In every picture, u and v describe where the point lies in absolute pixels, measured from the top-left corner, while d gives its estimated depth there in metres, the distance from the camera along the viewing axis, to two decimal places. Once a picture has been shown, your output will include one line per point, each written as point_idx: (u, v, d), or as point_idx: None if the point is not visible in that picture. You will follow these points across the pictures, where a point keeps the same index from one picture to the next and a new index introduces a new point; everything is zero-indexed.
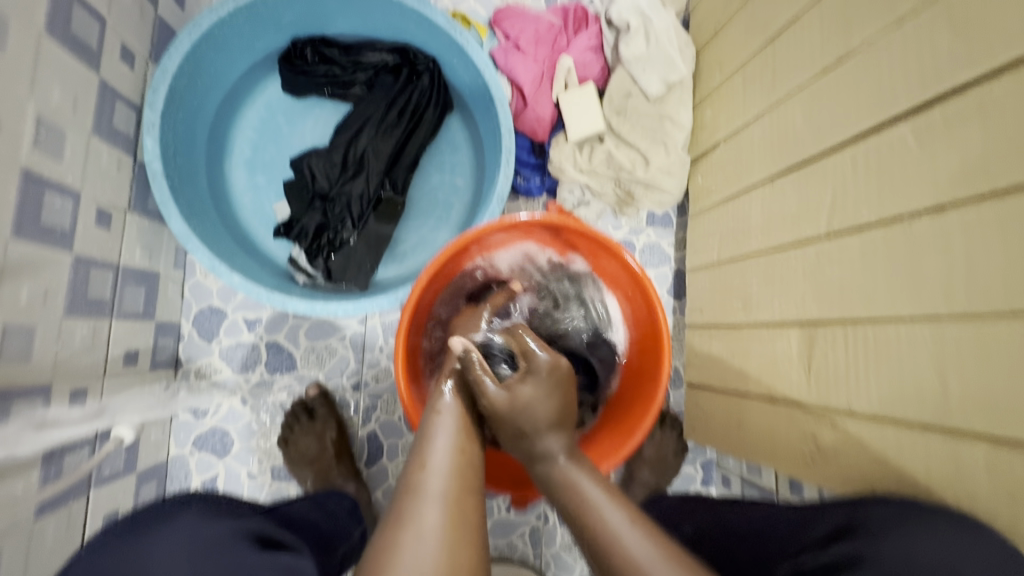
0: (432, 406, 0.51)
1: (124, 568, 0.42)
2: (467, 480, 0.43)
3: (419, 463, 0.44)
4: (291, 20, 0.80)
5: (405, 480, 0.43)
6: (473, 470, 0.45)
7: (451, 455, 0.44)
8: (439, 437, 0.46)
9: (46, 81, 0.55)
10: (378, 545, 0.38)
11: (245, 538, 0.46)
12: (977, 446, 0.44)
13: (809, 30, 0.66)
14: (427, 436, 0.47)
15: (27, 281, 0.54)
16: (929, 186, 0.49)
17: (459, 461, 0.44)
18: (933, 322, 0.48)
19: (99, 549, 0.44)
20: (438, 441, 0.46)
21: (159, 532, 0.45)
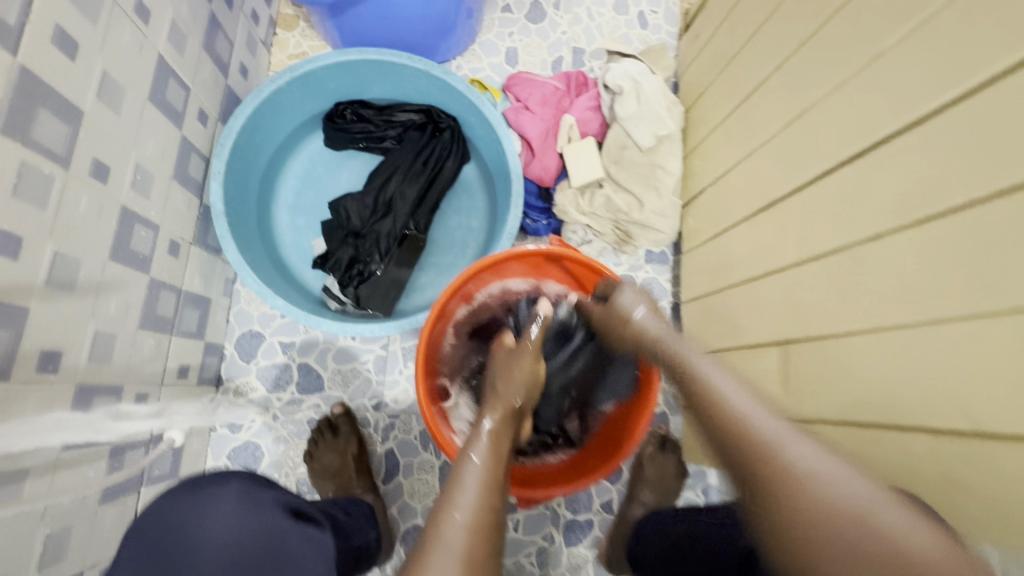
0: (464, 452, 0.46)
1: (188, 521, 0.49)
2: (490, 545, 0.39)
3: (444, 513, 0.39)
4: (336, 87, 0.95)
5: (427, 529, 0.39)
6: (501, 532, 0.41)
7: (478, 511, 0.40)
8: (467, 491, 0.41)
9: (144, 136, 0.69)
10: None
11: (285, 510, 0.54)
12: (920, 437, 0.50)
13: (773, 92, 0.77)
14: (455, 483, 0.42)
15: (115, 296, 0.66)
16: (866, 218, 0.59)
17: (486, 521, 0.40)
18: (876, 332, 0.56)
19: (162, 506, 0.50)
20: (466, 494, 0.41)
21: (217, 497, 0.52)
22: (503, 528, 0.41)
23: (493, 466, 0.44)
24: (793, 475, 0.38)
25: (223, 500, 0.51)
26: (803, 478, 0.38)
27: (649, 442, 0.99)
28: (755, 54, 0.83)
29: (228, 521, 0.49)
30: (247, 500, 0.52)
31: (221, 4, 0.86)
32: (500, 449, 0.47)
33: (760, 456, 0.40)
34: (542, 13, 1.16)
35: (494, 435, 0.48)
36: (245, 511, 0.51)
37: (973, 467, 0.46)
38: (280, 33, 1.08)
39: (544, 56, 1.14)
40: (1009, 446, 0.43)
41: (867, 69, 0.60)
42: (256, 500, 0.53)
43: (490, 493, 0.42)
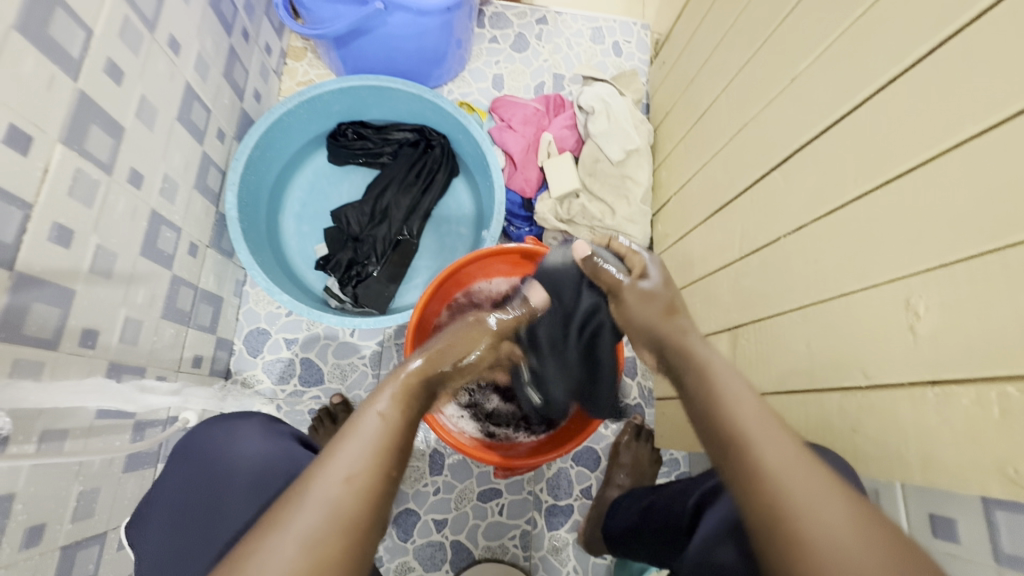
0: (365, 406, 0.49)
1: (218, 447, 0.59)
2: (370, 495, 0.42)
3: (326, 461, 0.43)
4: (339, 109, 1.06)
5: (306, 475, 0.43)
6: (388, 489, 0.44)
7: (359, 464, 0.43)
8: (350, 449, 0.44)
9: (171, 150, 0.80)
10: (256, 533, 0.39)
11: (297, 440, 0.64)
12: (832, 396, 0.59)
13: (723, 109, 0.88)
14: (345, 435, 0.46)
15: (143, 287, 0.75)
16: (790, 214, 0.68)
17: (364, 473, 0.43)
18: (800, 310, 0.65)
19: (190, 443, 0.61)
20: (352, 445, 0.45)
21: (243, 429, 0.62)
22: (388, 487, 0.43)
23: (388, 424, 0.47)
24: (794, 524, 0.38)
25: (248, 430, 0.62)
26: (788, 518, 0.39)
27: (625, 431, 1.06)
28: (709, 78, 0.95)
29: (251, 446, 0.60)
30: (268, 431, 0.62)
31: (239, 38, 0.98)
32: (403, 410, 0.50)
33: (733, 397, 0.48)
34: (526, 43, 1.28)
35: (405, 392, 0.52)
36: (267, 438, 0.61)
37: (871, 415, 0.54)
38: (289, 63, 1.20)
39: (528, 81, 1.26)
40: (893, 393, 0.51)
41: (788, 89, 0.71)
42: (275, 431, 0.63)
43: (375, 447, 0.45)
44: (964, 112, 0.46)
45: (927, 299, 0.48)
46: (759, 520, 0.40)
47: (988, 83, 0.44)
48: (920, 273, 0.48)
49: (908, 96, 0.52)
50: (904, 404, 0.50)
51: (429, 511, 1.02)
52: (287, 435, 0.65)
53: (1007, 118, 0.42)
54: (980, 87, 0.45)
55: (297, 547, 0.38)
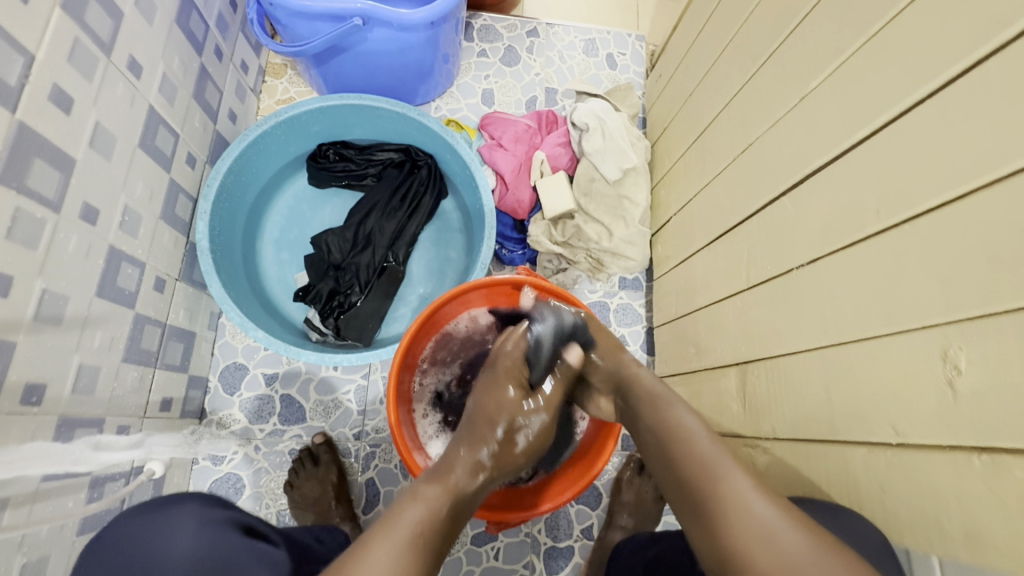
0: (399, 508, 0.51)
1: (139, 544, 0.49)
2: None
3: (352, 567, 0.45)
4: (319, 129, 1.01)
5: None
6: None
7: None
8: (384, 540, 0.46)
9: (134, 180, 0.74)
10: None
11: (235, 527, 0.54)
12: (858, 449, 0.53)
13: (725, 127, 0.83)
14: (375, 540, 0.47)
15: (101, 330, 0.69)
16: (803, 244, 0.63)
17: None
18: (817, 350, 0.59)
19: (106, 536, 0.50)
20: (377, 554, 0.45)
21: (171, 517, 0.51)
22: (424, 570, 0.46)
23: (419, 532, 0.48)
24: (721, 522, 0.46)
25: (179, 517, 0.51)
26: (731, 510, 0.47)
27: (627, 466, 1.00)
28: (709, 93, 0.90)
29: (181, 544, 0.49)
30: (204, 517, 0.52)
31: (211, 57, 0.92)
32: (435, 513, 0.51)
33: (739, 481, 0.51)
34: (516, 56, 1.23)
35: (445, 486, 0.55)
36: (201, 527, 0.51)
37: (902, 474, 0.49)
38: (269, 80, 1.15)
39: (519, 96, 1.21)
40: (930, 454, 0.46)
41: (797, 108, 0.66)
42: (208, 519, 0.52)
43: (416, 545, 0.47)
44: (1008, 140, 0.40)
45: (969, 352, 0.42)
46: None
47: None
48: (960, 322, 0.43)
49: (935, 122, 0.47)
50: (944, 468, 0.44)
51: None
52: (224, 520, 0.54)
53: None
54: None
55: None
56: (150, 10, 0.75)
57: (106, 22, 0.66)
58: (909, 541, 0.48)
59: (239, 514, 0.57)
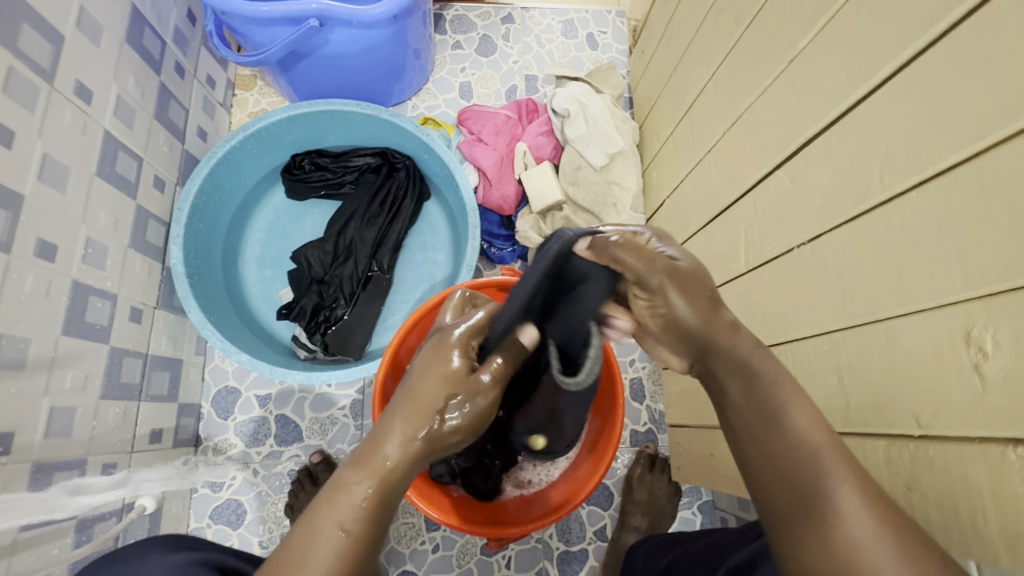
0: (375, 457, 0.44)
1: None
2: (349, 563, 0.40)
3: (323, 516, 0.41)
4: (291, 139, 0.97)
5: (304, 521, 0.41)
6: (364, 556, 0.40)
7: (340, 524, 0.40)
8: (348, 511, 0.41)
9: (94, 210, 0.71)
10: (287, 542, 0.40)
11: (198, 568, 0.53)
12: (878, 441, 0.48)
13: (713, 100, 0.78)
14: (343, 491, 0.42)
15: (72, 369, 0.67)
16: (803, 221, 0.58)
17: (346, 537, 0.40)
18: (825, 335, 0.54)
19: None
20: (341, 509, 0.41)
21: (143, 562, 0.52)
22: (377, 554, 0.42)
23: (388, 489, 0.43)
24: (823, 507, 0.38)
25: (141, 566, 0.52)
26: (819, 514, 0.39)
27: (637, 463, 0.96)
28: (694, 67, 0.84)
29: None
30: (164, 565, 0.52)
31: (171, 74, 0.89)
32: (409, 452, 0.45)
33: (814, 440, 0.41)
34: (492, 46, 1.18)
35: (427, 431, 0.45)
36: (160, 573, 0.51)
37: (926, 468, 0.44)
38: (239, 93, 1.11)
39: (498, 86, 1.16)
40: (958, 447, 0.41)
41: (786, 73, 0.60)
42: (168, 564, 0.53)
43: (363, 546, 0.40)
44: None
45: (995, 332, 0.38)
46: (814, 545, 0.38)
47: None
48: (980, 297, 0.38)
49: (940, 74, 0.42)
50: (976, 464, 0.39)
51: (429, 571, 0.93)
52: (187, 562, 0.54)
53: None
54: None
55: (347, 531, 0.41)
56: (94, 31, 0.71)
57: (44, 48, 0.63)
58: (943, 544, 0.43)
59: (211, 555, 0.57)
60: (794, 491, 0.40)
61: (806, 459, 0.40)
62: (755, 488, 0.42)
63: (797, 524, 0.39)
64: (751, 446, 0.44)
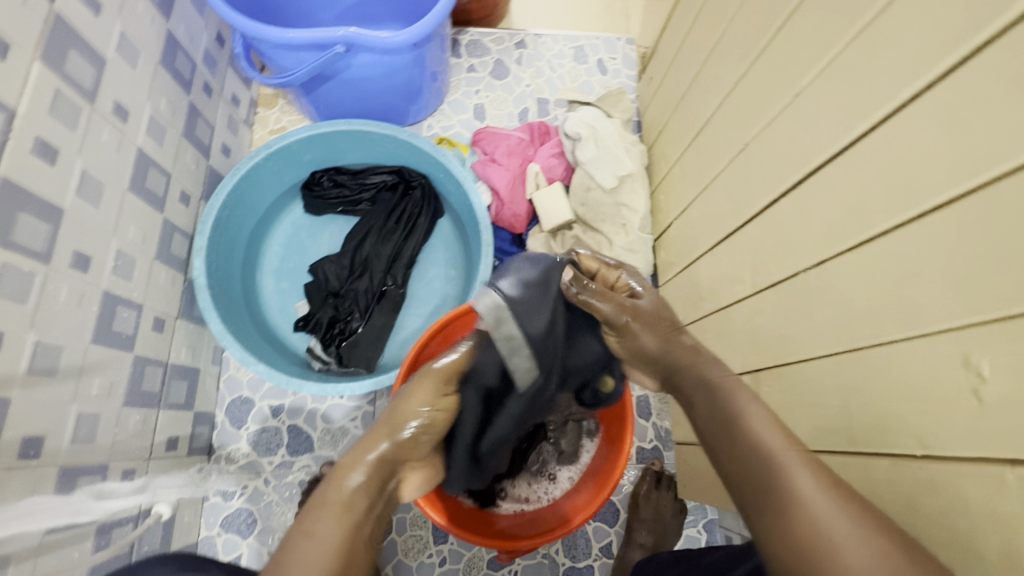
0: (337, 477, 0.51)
1: None
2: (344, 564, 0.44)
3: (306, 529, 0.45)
4: (311, 157, 1.00)
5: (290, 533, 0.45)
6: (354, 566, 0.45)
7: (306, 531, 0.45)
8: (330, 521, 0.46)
9: (125, 224, 0.74)
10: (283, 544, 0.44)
11: None
12: (882, 461, 0.50)
13: (719, 127, 0.81)
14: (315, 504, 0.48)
15: (98, 377, 0.69)
16: (808, 248, 0.60)
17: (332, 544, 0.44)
18: (829, 357, 0.56)
19: None
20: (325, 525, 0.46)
21: None
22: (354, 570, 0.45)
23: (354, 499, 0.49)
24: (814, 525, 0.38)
25: None
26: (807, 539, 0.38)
27: (643, 480, 0.97)
28: (701, 95, 0.88)
29: None
30: None
31: (199, 94, 0.93)
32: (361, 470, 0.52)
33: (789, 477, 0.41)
34: (505, 69, 1.22)
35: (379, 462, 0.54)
36: None
37: (929, 489, 0.45)
38: (261, 111, 1.15)
39: (510, 109, 1.20)
40: (958, 468, 0.42)
41: (793, 105, 0.63)
42: None
43: (329, 546, 0.44)
44: (1023, 130, 0.37)
45: (993, 359, 0.39)
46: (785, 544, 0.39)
47: None
48: (978, 324, 0.40)
49: (937, 115, 0.44)
50: (976, 484, 0.41)
51: None
52: None
53: None
54: None
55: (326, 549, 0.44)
56: (132, 54, 0.75)
57: (88, 71, 0.66)
58: None
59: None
60: (791, 509, 0.40)
61: (780, 466, 0.42)
62: (754, 514, 0.42)
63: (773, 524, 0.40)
64: (733, 451, 0.46)
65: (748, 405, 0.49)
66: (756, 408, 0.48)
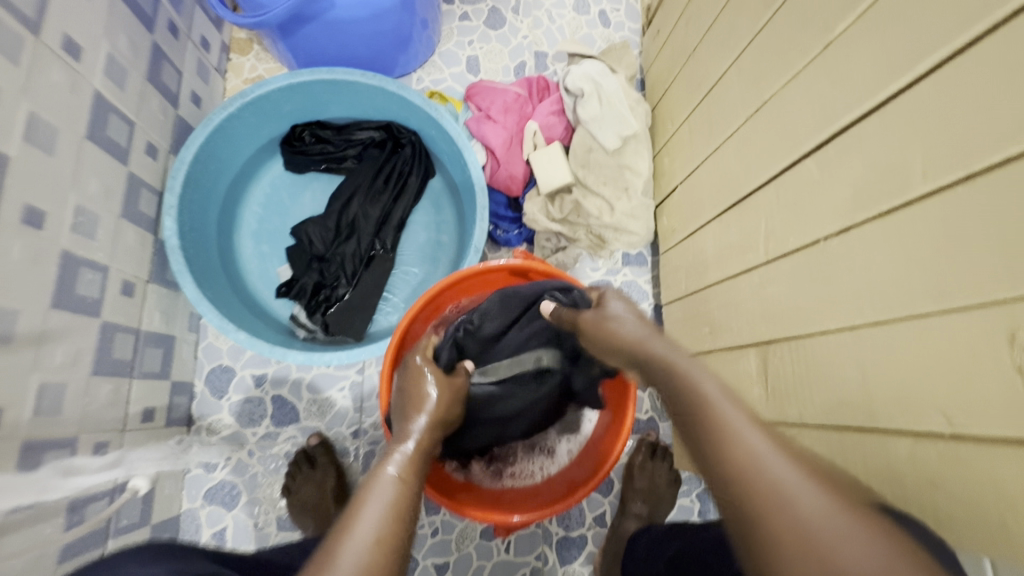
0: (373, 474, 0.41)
1: None
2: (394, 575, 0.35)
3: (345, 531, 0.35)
4: (292, 109, 0.92)
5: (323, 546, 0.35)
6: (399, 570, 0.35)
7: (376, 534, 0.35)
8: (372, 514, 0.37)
9: (84, 177, 0.67)
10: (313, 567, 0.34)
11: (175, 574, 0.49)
12: (903, 438, 0.48)
13: (733, 84, 0.76)
14: (356, 503, 0.38)
15: (62, 345, 0.63)
16: (832, 214, 0.56)
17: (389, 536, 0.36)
18: (851, 331, 0.53)
19: None
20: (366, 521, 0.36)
21: None
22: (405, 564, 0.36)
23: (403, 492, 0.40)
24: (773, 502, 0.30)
25: None
26: (762, 499, 0.30)
27: (638, 450, 0.96)
28: (714, 48, 0.82)
29: None
30: None
31: (164, 33, 0.84)
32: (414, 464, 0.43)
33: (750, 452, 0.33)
34: (501, 18, 1.13)
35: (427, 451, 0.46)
36: None
37: (954, 469, 0.43)
38: (234, 58, 1.05)
39: (506, 62, 1.12)
40: (993, 448, 0.40)
41: (821, 57, 0.58)
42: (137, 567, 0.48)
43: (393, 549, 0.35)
44: None
45: None
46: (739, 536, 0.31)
47: None
48: None
49: (992, 66, 0.40)
50: (1012, 464, 0.39)
51: (428, 555, 0.92)
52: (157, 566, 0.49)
53: None
54: None
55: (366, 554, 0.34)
56: None
57: None
58: (963, 541, 0.43)
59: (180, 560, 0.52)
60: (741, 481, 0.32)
61: (727, 427, 0.35)
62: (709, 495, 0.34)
63: (735, 506, 0.32)
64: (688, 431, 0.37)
65: (694, 368, 0.41)
66: (716, 381, 0.39)
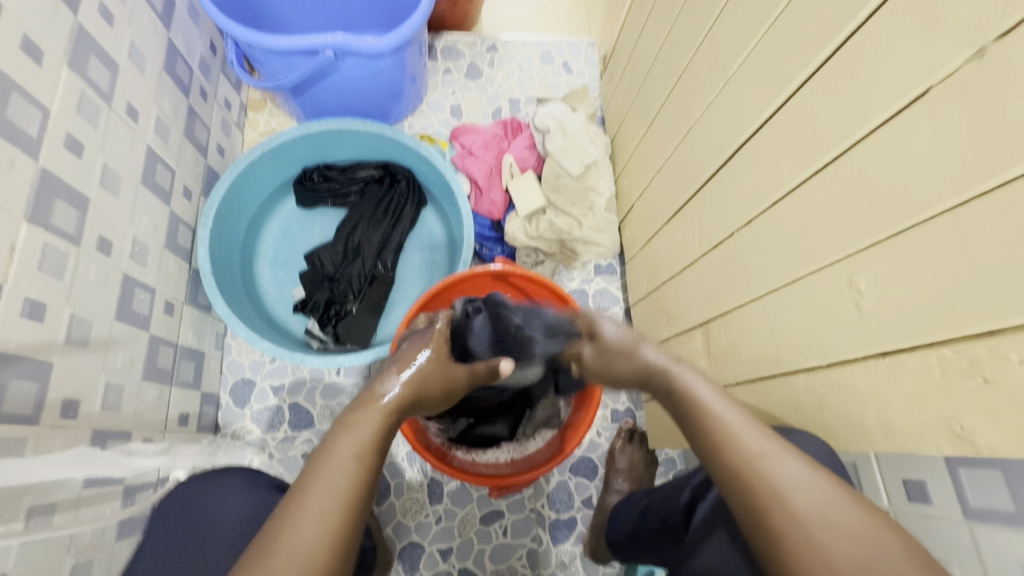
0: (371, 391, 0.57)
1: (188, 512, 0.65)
2: (356, 489, 0.47)
3: (320, 461, 0.48)
4: (303, 154, 1.08)
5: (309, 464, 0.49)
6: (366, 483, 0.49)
7: (351, 460, 0.49)
8: (341, 454, 0.49)
9: (140, 214, 0.82)
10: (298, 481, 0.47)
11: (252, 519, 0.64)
12: (800, 377, 0.61)
13: (668, 116, 0.93)
14: (333, 437, 0.51)
15: (122, 352, 0.76)
16: (741, 212, 0.71)
17: (356, 465, 0.48)
18: (760, 300, 0.68)
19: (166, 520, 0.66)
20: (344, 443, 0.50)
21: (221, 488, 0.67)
22: (366, 491, 0.48)
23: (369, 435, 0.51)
24: (756, 467, 0.45)
25: (226, 485, 0.68)
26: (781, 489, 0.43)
27: (618, 437, 1.08)
28: (653, 89, 1.00)
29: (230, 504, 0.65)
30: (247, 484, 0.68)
31: (196, 98, 1.01)
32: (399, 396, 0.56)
33: (745, 460, 0.46)
34: (479, 71, 1.32)
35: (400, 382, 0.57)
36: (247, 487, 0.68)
37: (830, 389, 0.57)
38: (250, 115, 1.23)
39: (484, 107, 1.30)
40: (851, 368, 0.54)
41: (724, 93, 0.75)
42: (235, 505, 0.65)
43: (351, 493, 0.47)
44: (876, 95, 0.48)
45: (867, 277, 0.51)
46: (740, 491, 0.45)
47: (876, 81, 0.48)
48: (855, 252, 0.52)
49: (833, 83, 0.53)
50: (864, 380, 0.53)
51: (433, 541, 1.02)
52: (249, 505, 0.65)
53: (888, 119, 0.47)
54: (871, 83, 0.49)
55: (339, 474, 0.47)
56: (140, 60, 0.83)
57: (105, 75, 0.74)
58: (843, 445, 0.57)
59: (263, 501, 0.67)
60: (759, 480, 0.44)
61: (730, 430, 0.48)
62: (731, 484, 0.46)
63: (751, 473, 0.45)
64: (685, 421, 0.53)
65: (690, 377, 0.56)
66: (709, 388, 0.54)
